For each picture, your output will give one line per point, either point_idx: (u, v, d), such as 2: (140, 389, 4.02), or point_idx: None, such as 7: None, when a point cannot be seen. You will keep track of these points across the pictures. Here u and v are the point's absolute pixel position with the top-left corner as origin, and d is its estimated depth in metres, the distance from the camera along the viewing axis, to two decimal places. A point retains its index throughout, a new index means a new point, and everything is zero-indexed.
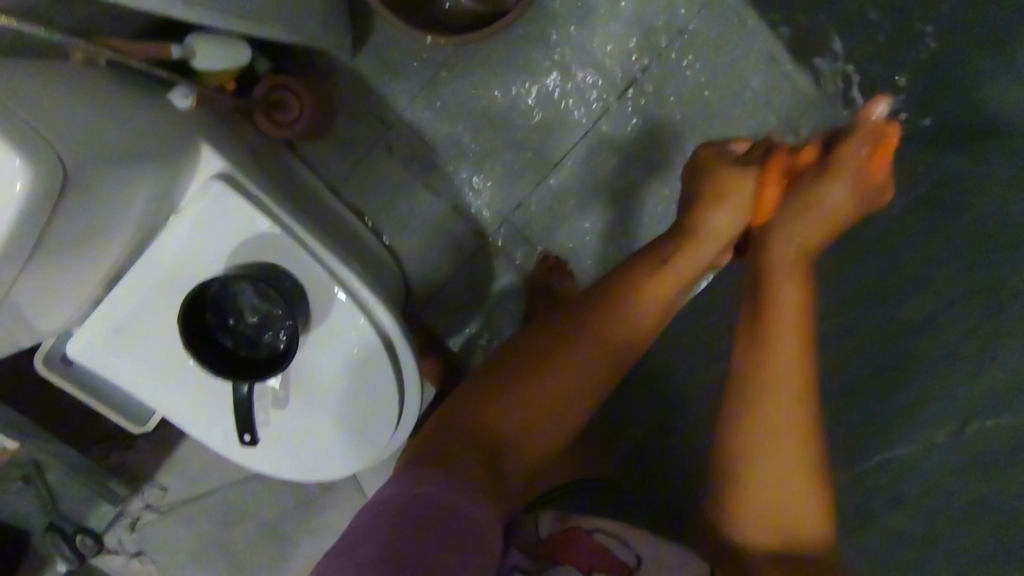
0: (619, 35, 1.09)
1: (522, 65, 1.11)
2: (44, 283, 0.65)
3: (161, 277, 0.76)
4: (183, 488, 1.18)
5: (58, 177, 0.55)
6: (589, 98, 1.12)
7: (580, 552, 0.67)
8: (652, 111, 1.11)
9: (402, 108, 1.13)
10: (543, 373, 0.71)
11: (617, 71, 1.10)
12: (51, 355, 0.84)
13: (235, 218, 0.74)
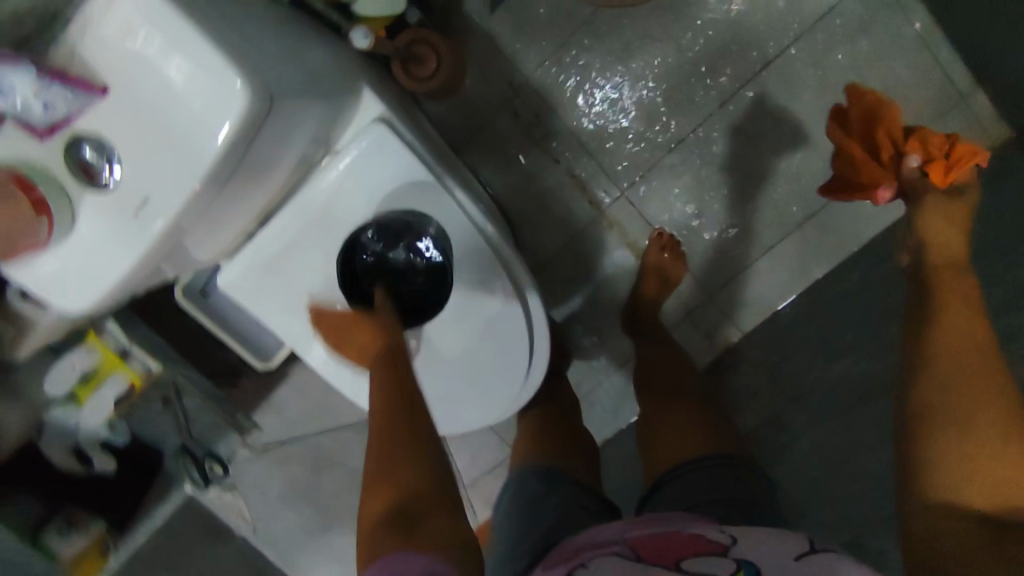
0: (765, 11, 1.05)
1: (658, 36, 1.08)
2: (215, 212, 0.66)
3: (313, 219, 0.77)
4: (280, 430, 1.22)
5: (267, 104, 0.54)
6: (724, 75, 1.08)
7: (674, 545, 0.48)
8: (791, 92, 1.08)
9: (530, 71, 1.11)
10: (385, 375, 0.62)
11: (758, 48, 1.06)
12: (190, 288, 0.88)
13: (391, 163, 0.75)
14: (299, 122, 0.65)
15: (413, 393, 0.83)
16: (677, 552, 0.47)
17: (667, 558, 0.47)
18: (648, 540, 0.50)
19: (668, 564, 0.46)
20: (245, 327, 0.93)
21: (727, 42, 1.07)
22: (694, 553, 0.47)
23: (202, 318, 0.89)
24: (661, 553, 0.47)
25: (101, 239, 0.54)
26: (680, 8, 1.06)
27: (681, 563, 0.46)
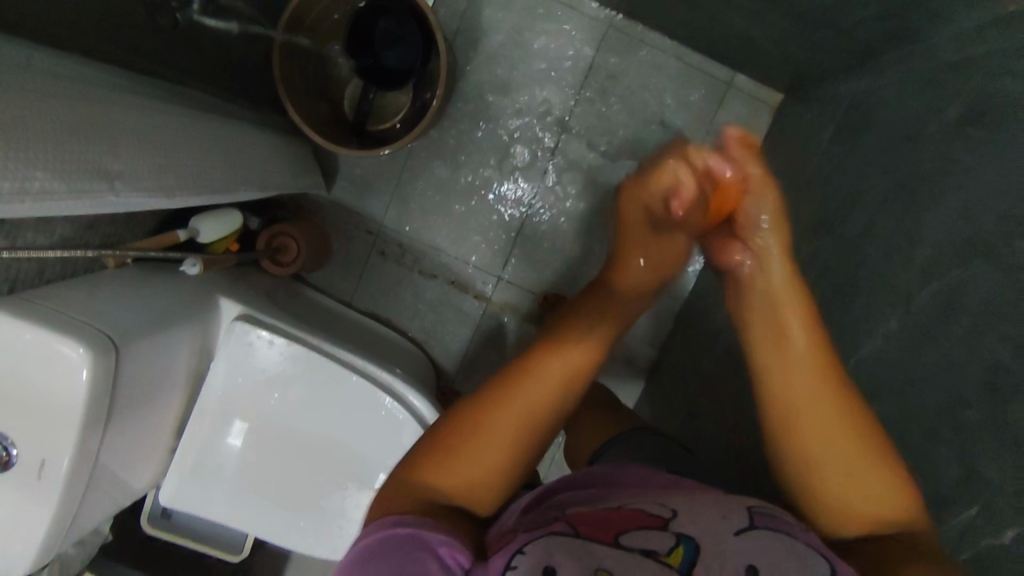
0: (546, 93, 1.24)
1: (469, 148, 1.26)
2: (124, 445, 0.79)
3: (216, 417, 0.90)
4: None
5: (111, 352, 0.70)
6: (536, 153, 1.26)
7: (612, 522, 0.56)
8: (596, 143, 1.25)
9: (384, 216, 1.29)
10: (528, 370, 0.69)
11: (552, 121, 1.25)
12: (153, 514, 0.99)
13: (258, 345, 0.89)
14: (163, 348, 0.80)
15: (353, 528, 0.93)
16: (619, 528, 0.54)
17: (607, 533, 0.54)
18: (590, 516, 0.57)
19: (609, 538, 0.53)
20: (212, 528, 1.03)
21: (527, 125, 1.25)
22: (635, 529, 0.54)
23: (169, 536, 1.00)
24: (600, 529, 0.54)
25: (20, 508, 0.68)
26: (478, 121, 1.26)
27: (621, 537, 0.53)
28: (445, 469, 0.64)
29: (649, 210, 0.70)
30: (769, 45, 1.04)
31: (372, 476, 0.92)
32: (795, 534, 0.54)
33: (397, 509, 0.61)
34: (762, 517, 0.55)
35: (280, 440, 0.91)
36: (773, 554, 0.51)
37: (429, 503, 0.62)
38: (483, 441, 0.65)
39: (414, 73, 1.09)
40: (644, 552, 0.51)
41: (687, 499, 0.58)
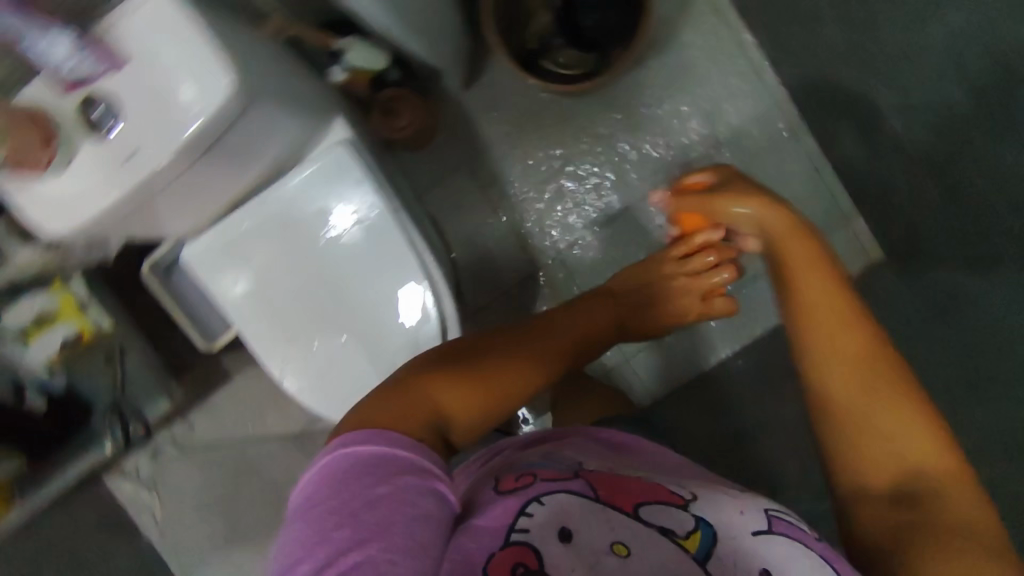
0: (694, 125, 1.26)
1: (601, 130, 1.28)
2: (195, 185, 0.80)
3: (276, 213, 0.90)
4: (212, 430, 1.39)
5: (249, 98, 0.71)
6: (654, 170, 1.27)
7: (628, 490, 0.60)
8: None
9: (494, 143, 1.30)
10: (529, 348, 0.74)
11: (685, 151, 1.26)
12: (157, 264, 0.99)
13: (349, 173, 0.89)
14: (279, 125, 0.81)
15: (326, 381, 0.93)
16: (637, 499, 0.59)
17: (626, 503, 0.58)
18: (605, 480, 0.61)
19: (627, 509, 0.58)
20: (198, 308, 1.04)
21: (660, 142, 1.27)
22: (655, 505, 0.59)
23: (159, 291, 1.01)
24: (618, 496, 0.59)
25: (95, 176, 0.69)
26: (622, 112, 1.27)
27: (639, 510, 0.58)
28: (496, 378, 0.67)
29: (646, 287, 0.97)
30: (912, 201, 1.06)
31: (373, 348, 0.92)
32: (802, 540, 0.58)
33: (427, 397, 0.61)
34: (779, 522, 0.59)
35: (319, 265, 0.92)
36: (792, 559, 0.56)
37: (461, 406, 0.63)
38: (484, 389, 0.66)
39: (606, 38, 1.14)
40: (662, 531, 0.56)
41: (707, 489, 0.63)
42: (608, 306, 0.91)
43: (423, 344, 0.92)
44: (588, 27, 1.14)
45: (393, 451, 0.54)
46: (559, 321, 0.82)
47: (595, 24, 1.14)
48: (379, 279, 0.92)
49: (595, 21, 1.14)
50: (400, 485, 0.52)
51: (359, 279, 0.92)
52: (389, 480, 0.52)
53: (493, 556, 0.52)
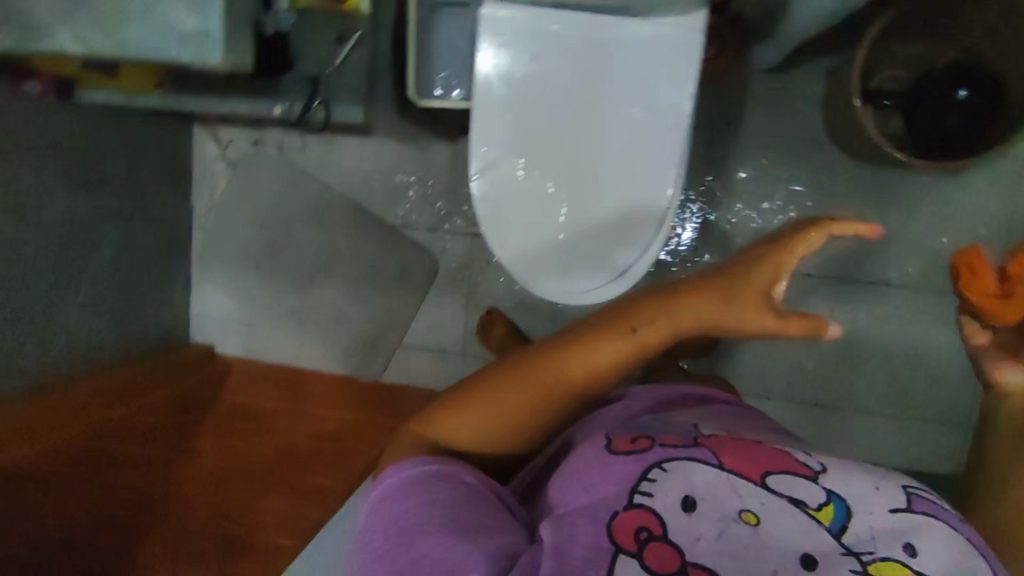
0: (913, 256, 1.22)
1: (840, 197, 1.23)
2: None
3: (596, 41, 0.84)
4: (315, 162, 1.33)
5: None
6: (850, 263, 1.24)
7: (756, 458, 0.58)
8: (874, 318, 1.25)
9: (747, 132, 1.23)
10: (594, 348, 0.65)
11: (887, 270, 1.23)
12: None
13: (684, 62, 0.85)
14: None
15: (513, 212, 0.89)
16: (764, 467, 0.57)
17: (752, 470, 0.57)
18: (726, 445, 0.60)
19: (753, 476, 0.56)
20: (430, 59, 0.97)
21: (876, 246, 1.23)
22: (782, 472, 0.57)
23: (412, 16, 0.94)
24: (742, 462, 0.57)
25: None
26: (870, 197, 1.22)
27: (766, 476, 0.56)
28: (399, 453, 0.69)
29: (727, 294, 0.58)
30: None
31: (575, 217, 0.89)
32: (948, 521, 0.54)
33: (433, 437, 0.69)
34: (919, 501, 0.56)
35: (590, 113, 0.86)
36: (942, 556, 0.52)
37: (493, 419, 0.68)
38: (502, 403, 0.67)
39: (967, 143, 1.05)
40: (795, 501, 0.54)
41: (844, 464, 0.59)
42: (596, 352, 0.64)
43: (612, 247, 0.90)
44: (954, 122, 1.06)
45: (418, 479, 0.62)
46: (567, 359, 0.65)
47: (960, 122, 1.06)
48: (629, 168, 0.88)
49: (962, 120, 1.06)
50: (448, 503, 0.60)
51: (608, 152, 0.87)
52: (435, 500, 0.60)
53: (616, 516, 0.55)
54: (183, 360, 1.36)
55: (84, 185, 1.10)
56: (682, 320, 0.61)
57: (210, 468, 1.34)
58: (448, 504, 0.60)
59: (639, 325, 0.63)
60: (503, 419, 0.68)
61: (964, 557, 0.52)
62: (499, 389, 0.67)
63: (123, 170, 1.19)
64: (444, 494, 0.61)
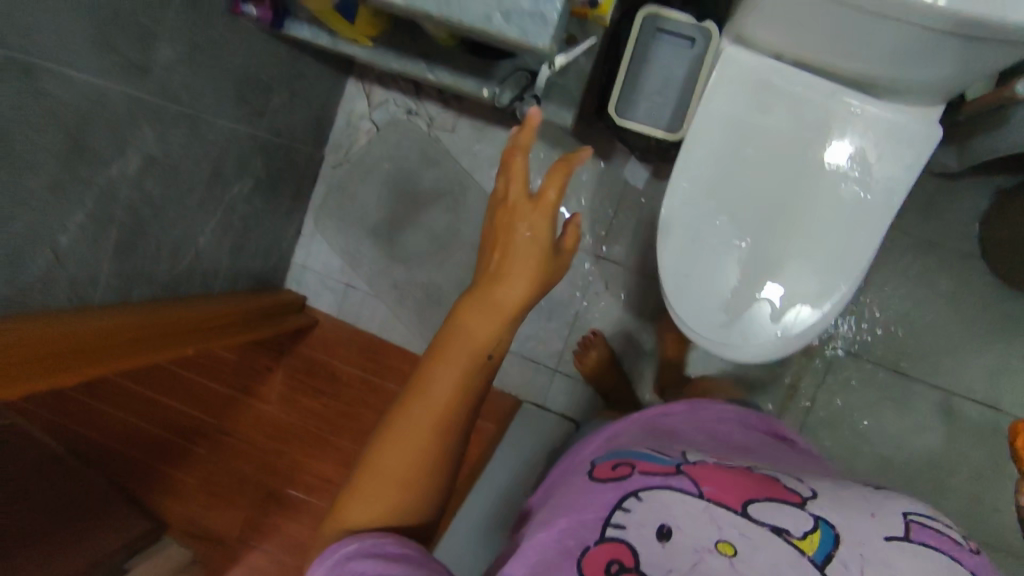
0: None
1: (972, 316, 1.22)
2: (860, 31, 0.71)
3: (829, 110, 0.83)
4: (464, 146, 1.33)
5: None
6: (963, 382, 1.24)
7: (735, 485, 0.56)
8: (975, 440, 1.24)
9: (896, 231, 1.23)
10: (448, 356, 0.62)
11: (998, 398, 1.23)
12: (655, 18, 0.92)
13: (913, 153, 0.82)
14: (940, 70, 0.73)
15: (694, 253, 0.88)
16: (745, 494, 0.55)
17: (732, 498, 0.55)
18: (708, 472, 0.59)
19: (736, 505, 0.54)
20: (638, 82, 0.96)
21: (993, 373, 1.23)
22: (765, 501, 0.55)
23: (632, 37, 0.93)
24: (724, 491, 0.56)
25: None
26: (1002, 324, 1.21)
27: (748, 505, 0.54)
28: (378, 482, 0.59)
29: (525, 237, 0.65)
30: None
31: (756, 275, 0.87)
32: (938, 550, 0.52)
33: (361, 526, 0.59)
34: (918, 526, 0.54)
35: (801, 177, 0.85)
36: (923, 567, 0.50)
37: (405, 451, 0.60)
38: (432, 417, 0.60)
39: None
40: (773, 529, 0.53)
41: (840, 494, 0.58)
42: (473, 325, 0.63)
43: (784, 316, 0.87)
44: None
45: (373, 546, 0.55)
46: (450, 349, 0.62)
47: None
48: (825, 242, 0.85)
49: None
50: (404, 562, 0.54)
51: (807, 219, 0.85)
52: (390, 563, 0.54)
53: (589, 550, 0.54)
54: (265, 308, 1.27)
55: (253, 115, 1.12)
56: (540, 272, 0.66)
57: (268, 417, 1.37)
58: (402, 547, 0.56)
59: (505, 296, 0.64)
60: (412, 460, 0.59)
61: (940, 569, 0.50)
62: (430, 384, 0.61)
63: (282, 105, 1.19)
64: (403, 565, 0.54)
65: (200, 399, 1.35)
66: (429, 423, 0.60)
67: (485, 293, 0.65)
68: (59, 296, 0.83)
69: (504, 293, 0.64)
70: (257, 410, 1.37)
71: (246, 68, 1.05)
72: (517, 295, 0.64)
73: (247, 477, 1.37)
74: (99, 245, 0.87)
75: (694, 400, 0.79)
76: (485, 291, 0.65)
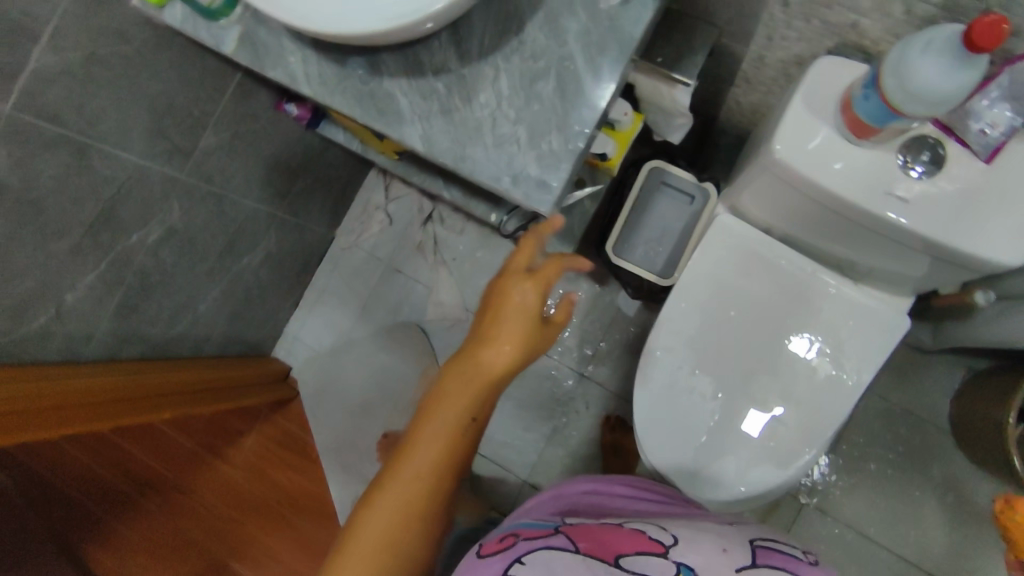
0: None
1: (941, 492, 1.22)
2: (837, 225, 0.79)
3: (806, 285, 0.89)
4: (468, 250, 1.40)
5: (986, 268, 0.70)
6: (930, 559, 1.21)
7: (607, 541, 0.58)
8: None
9: (871, 396, 1.26)
10: (426, 425, 0.58)
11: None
12: (659, 174, 1.00)
13: (882, 338, 0.87)
14: (908, 267, 0.79)
15: (669, 397, 0.91)
16: (616, 550, 0.56)
17: (605, 552, 0.56)
18: (584, 530, 0.61)
19: (608, 558, 0.55)
20: (637, 228, 1.03)
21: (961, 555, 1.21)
22: (636, 553, 0.56)
23: (636, 187, 1.00)
24: (597, 546, 0.57)
25: (850, 173, 0.70)
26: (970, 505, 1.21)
27: (620, 558, 0.55)
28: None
29: (520, 298, 0.58)
30: None
31: (724, 429, 0.89)
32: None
33: None
34: (761, 553, 0.59)
35: (776, 342, 0.89)
36: None
37: (375, 534, 0.55)
38: (409, 493, 0.57)
39: None
40: (643, 574, 0.53)
41: (694, 535, 0.61)
42: (456, 394, 0.58)
43: (747, 474, 0.89)
44: None
45: None
46: (438, 413, 0.58)
47: None
48: (794, 408, 0.88)
49: None
50: None
51: (778, 383, 0.89)
52: None
53: None
54: (261, 378, 1.34)
55: (278, 197, 1.19)
56: (531, 346, 0.59)
57: (227, 480, 1.24)
58: None
59: (487, 362, 0.58)
60: (399, 534, 0.56)
61: None
62: (399, 480, 0.57)
63: (305, 191, 1.27)
64: None
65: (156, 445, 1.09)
66: (405, 499, 0.56)
67: (471, 365, 0.58)
68: (53, 351, 0.86)
69: (492, 359, 0.58)
70: (223, 473, 1.23)
71: (279, 157, 1.13)
72: (503, 362, 0.58)
73: (201, 544, 1.17)
74: (104, 305, 0.91)
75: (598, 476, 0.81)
76: (473, 355, 0.58)
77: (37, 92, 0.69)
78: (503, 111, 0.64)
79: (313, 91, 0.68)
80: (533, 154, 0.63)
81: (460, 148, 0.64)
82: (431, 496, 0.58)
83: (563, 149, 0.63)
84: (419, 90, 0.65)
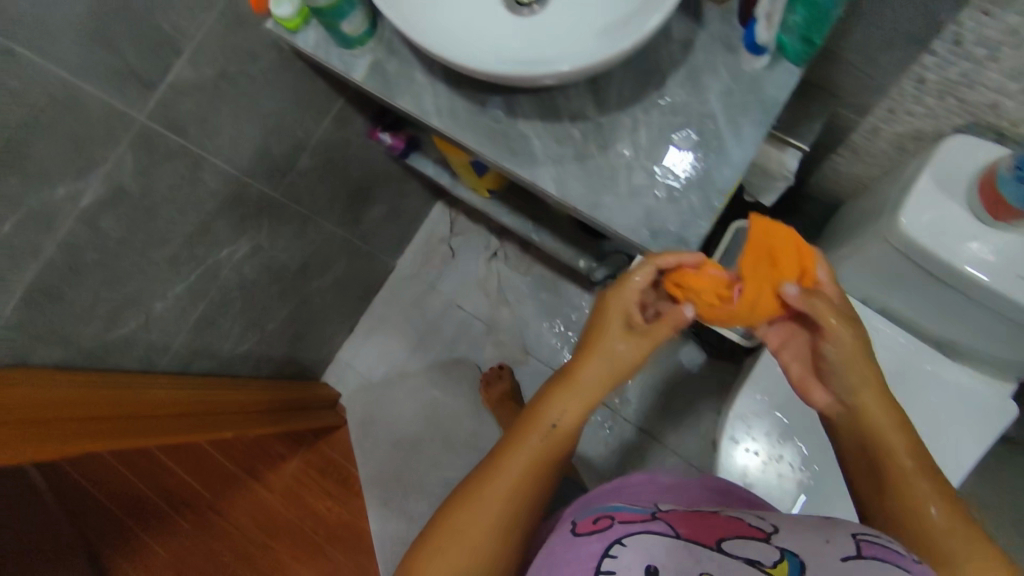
0: None
1: None
2: (949, 305, 0.77)
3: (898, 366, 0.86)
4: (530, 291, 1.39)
5: None
6: None
7: (710, 525, 0.50)
8: None
9: None
10: (531, 424, 0.57)
11: None
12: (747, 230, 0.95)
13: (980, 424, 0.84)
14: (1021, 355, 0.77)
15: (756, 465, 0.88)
16: (718, 532, 0.49)
17: (707, 535, 0.48)
18: (684, 516, 0.52)
19: (708, 541, 0.47)
20: None
21: None
22: (735, 536, 0.48)
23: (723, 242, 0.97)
24: (699, 531, 0.49)
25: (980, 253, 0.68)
26: None
27: (722, 542, 0.47)
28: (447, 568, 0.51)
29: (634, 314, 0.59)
30: None
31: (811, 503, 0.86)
32: (908, 565, 0.42)
33: None
34: (872, 545, 0.44)
35: None
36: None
37: (474, 526, 0.52)
38: (511, 486, 0.54)
39: None
40: (747, 559, 0.45)
41: (801, 522, 0.50)
42: (566, 395, 0.57)
43: None
44: None
45: None
46: (539, 423, 0.56)
47: None
48: None
49: None
50: None
51: None
52: None
53: None
54: (308, 401, 1.30)
55: (354, 222, 1.20)
56: (631, 362, 0.58)
57: (266, 507, 1.16)
58: None
59: (583, 382, 0.58)
60: (499, 543, 0.53)
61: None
62: (496, 475, 0.54)
63: (378, 219, 1.27)
64: None
65: (197, 463, 1.05)
66: (505, 494, 0.53)
67: (580, 368, 0.58)
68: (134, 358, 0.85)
69: (592, 367, 0.58)
70: (258, 498, 1.15)
71: (363, 183, 1.14)
72: (601, 371, 0.58)
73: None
74: (187, 316, 0.90)
75: (707, 479, 0.69)
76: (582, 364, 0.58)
77: (170, 103, 0.70)
78: (640, 162, 0.63)
79: (444, 126, 0.68)
80: (671, 208, 0.62)
81: (594, 195, 0.64)
82: (533, 493, 0.55)
83: (701, 206, 0.62)
84: (554, 133, 0.65)
